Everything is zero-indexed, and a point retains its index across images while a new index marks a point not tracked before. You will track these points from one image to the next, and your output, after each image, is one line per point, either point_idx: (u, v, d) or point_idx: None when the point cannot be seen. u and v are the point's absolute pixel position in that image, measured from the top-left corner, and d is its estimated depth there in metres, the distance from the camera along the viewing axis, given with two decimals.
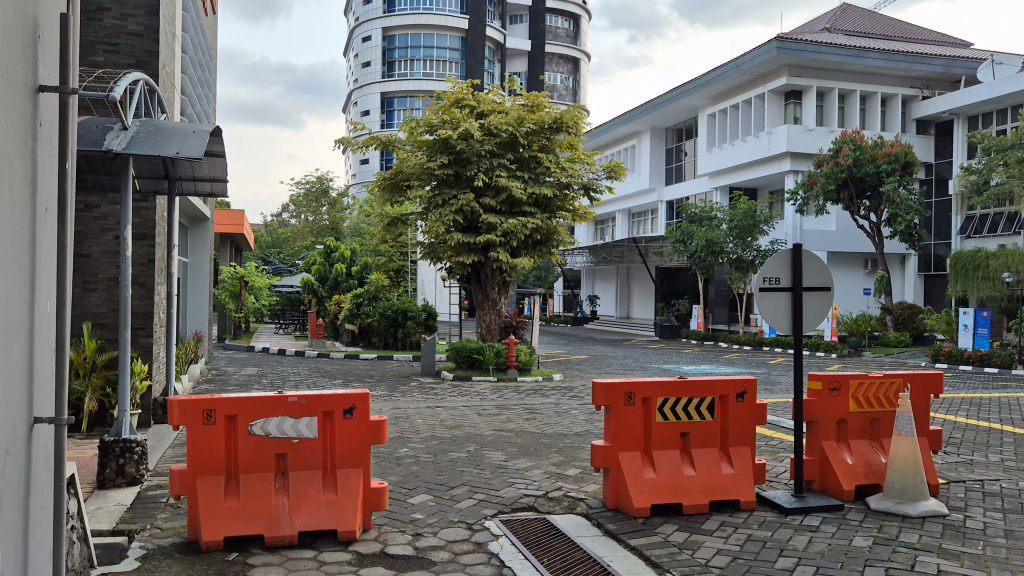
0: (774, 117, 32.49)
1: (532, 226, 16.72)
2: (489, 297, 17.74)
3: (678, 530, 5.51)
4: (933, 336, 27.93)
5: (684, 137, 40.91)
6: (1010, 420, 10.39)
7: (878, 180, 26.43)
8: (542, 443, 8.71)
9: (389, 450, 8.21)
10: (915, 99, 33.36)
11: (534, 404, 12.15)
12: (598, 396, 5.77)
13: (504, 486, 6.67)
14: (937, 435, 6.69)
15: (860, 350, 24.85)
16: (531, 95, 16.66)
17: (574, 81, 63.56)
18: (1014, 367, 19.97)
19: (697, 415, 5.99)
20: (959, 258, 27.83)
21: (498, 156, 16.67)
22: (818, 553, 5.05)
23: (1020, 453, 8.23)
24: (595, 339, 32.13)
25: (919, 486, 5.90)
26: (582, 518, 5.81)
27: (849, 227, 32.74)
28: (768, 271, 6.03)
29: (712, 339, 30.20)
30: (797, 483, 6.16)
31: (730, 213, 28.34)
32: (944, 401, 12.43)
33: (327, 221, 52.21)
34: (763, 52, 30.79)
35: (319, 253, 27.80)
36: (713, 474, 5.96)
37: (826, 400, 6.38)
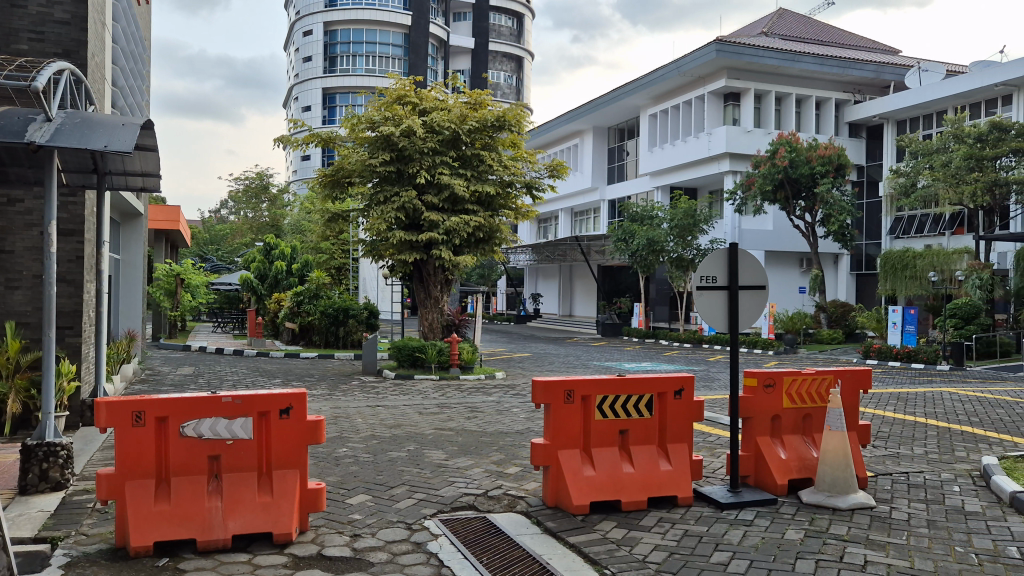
0: (713, 118, 33.04)
1: (474, 224, 16.73)
2: (431, 296, 17.66)
3: (616, 527, 5.56)
4: (863, 333, 28.76)
5: (626, 137, 41.37)
6: (935, 415, 10.74)
7: (813, 182, 27.12)
8: (481, 442, 8.70)
9: (327, 451, 8.08)
10: (847, 103, 34.31)
11: (474, 403, 12.12)
12: (538, 394, 5.78)
13: (443, 485, 6.64)
14: (866, 430, 6.87)
15: (794, 347, 25.46)
16: (474, 93, 16.68)
17: (517, 80, 63.78)
18: (939, 362, 20.68)
19: (635, 413, 6.06)
20: (888, 257, 28.72)
21: (441, 153, 16.58)
22: (752, 546, 5.15)
23: (943, 446, 8.52)
24: (538, 338, 32.26)
25: (849, 479, 6.07)
26: (522, 516, 5.82)
27: (785, 227, 33.55)
28: (704, 270, 6.18)
29: (654, 336, 30.67)
30: (733, 478, 6.29)
31: (671, 213, 28.79)
32: (873, 396, 12.80)
33: (267, 218, 51.30)
34: (703, 54, 31.26)
35: (258, 250, 27.34)
36: (651, 471, 6.03)
37: (760, 396, 6.50)
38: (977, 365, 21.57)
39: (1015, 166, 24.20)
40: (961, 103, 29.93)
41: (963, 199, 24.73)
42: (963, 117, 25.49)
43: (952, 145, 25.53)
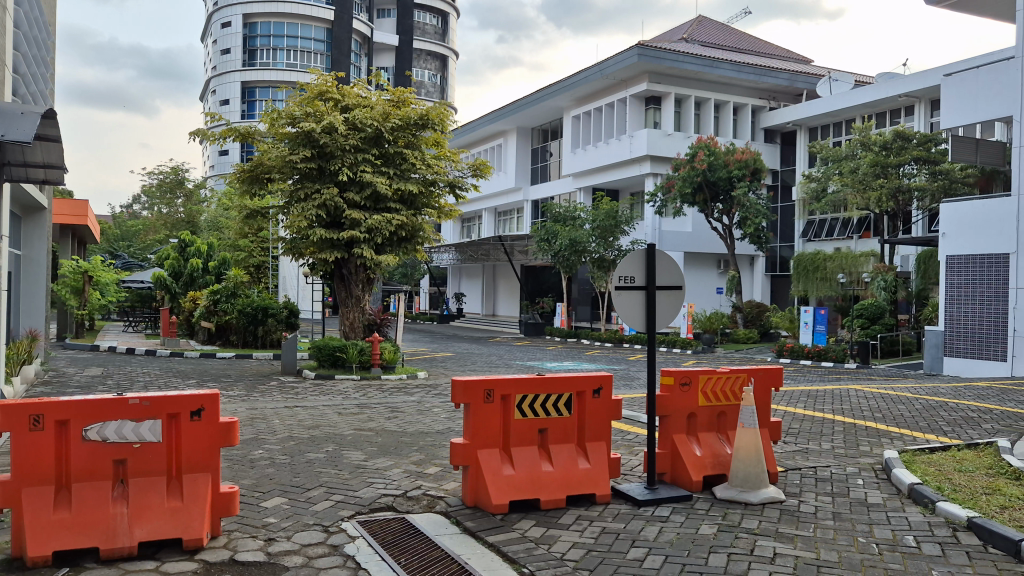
0: (635, 121, 33.62)
1: (397, 223, 16.59)
2: (353, 295, 17.42)
3: (535, 525, 5.58)
4: (777, 333, 29.68)
5: (550, 138, 41.70)
6: (842, 412, 11.16)
7: (730, 185, 27.87)
8: (402, 442, 8.64)
9: (242, 453, 7.88)
10: (763, 109, 35.38)
11: (395, 403, 12.02)
12: (457, 394, 5.76)
13: (362, 486, 6.57)
14: (777, 426, 7.07)
15: (711, 347, 26.12)
16: (397, 90, 16.54)
17: (441, 79, 63.54)
18: (847, 361, 21.60)
19: (554, 412, 6.11)
20: (800, 259, 29.83)
21: (363, 151, 16.34)
22: (667, 542, 5.25)
23: (849, 441, 8.86)
24: (460, 337, 32.29)
25: (760, 475, 6.24)
26: (440, 516, 5.80)
27: (703, 229, 34.36)
28: (623, 270, 6.25)
29: (575, 335, 30.99)
30: (650, 476, 6.39)
31: (593, 214, 29.15)
32: (785, 393, 13.20)
33: (182, 214, 49.82)
34: (625, 58, 31.72)
35: (173, 247, 26.55)
36: (570, 469, 6.09)
37: (676, 394, 6.63)
38: (881, 364, 22.56)
39: (917, 174, 25.32)
40: (868, 112, 31.14)
41: (870, 204, 25.82)
42: (870, 126, 26.52)
43: (860, 152, 26.54)
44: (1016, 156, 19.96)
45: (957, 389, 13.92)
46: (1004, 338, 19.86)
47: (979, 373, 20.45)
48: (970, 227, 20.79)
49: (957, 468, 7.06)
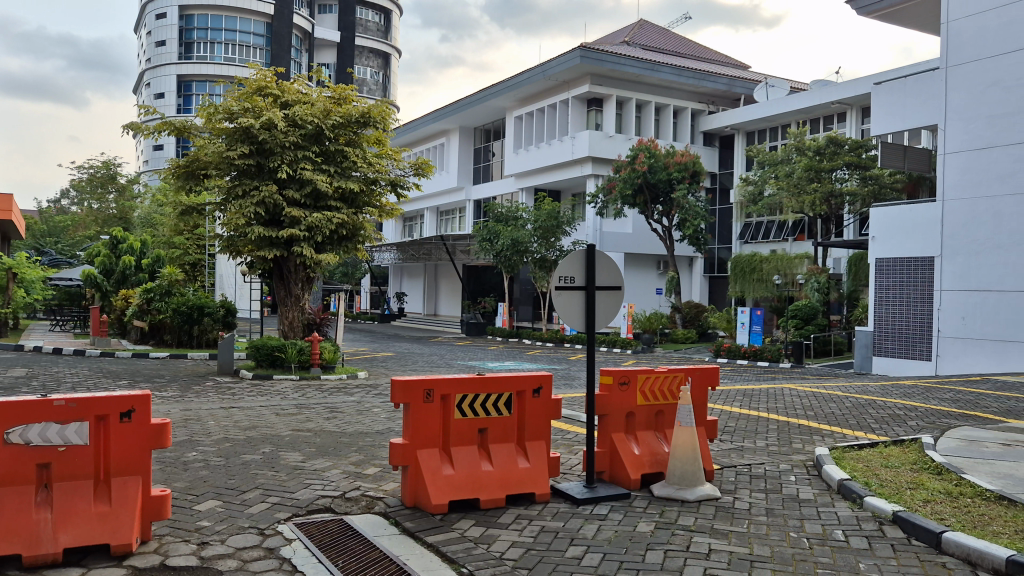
0: (576, 123, 33.88)
1: (337, 221, 16.39)
2: (292, 294, 17.17)
3: (474, 525, 5.58)
4: (714, 333, 30.22)
5: (492, 138, 41.77)
6: (776, 410, 11.43)
7: (670, 187, 28.29)
8: (341, 442, 8.55)
9: (175, 455, 7.69)
10: (702, 113, 36.00)
11: (334, 403, 11.88)
12: (396, 394, 5.73)
13: (300, 488, 6.47)
14: (713, 424, 7.20)
15: (652, 347, 26.46)
16: (338, 88, 16.35)
17: (383, 76, 63.02)
18: (782, 361, 22.12)
19: (494, 411, 6.13)
20: (738, 261, 30.39)
21: (303, 148, 16.09)
22: (606, 539, 5.31)
23: (782, 439, 9.08)
24: (401, 337, 32.08)
25: (696, 472, 6.36)
26: (379, 517, 5.75)
27: (644, 231, 34.76)
28: (563, 270, 6.22)
29: (517, 335, 31.08)
30: (588, 475, 6.45)
31: (535, 214, 29.28)
32: (722, 393, 13.45)
33: (114, 210, 48.36)
34: (567, 60, 31.91)
35: (104, 244, 25.77)
36: (509, 468, 6.10)
37: (615, 394, 6.70)
38: (814, 363, 23.12)
39: (848, 179, 26.00)
40: (803, 118, 31.92)
41: (804, 207, 26.48)
42: (804, 131, 27.17)
43: (795, 157, 27.17)
44: (941, 163, 20.64)
45: (884, 388, 14.39)
46: (929, 338, 20.59)
47: (906, 371, 21.17)
48: (898, 231, 21.49)
49: (884, 463, 7.30)
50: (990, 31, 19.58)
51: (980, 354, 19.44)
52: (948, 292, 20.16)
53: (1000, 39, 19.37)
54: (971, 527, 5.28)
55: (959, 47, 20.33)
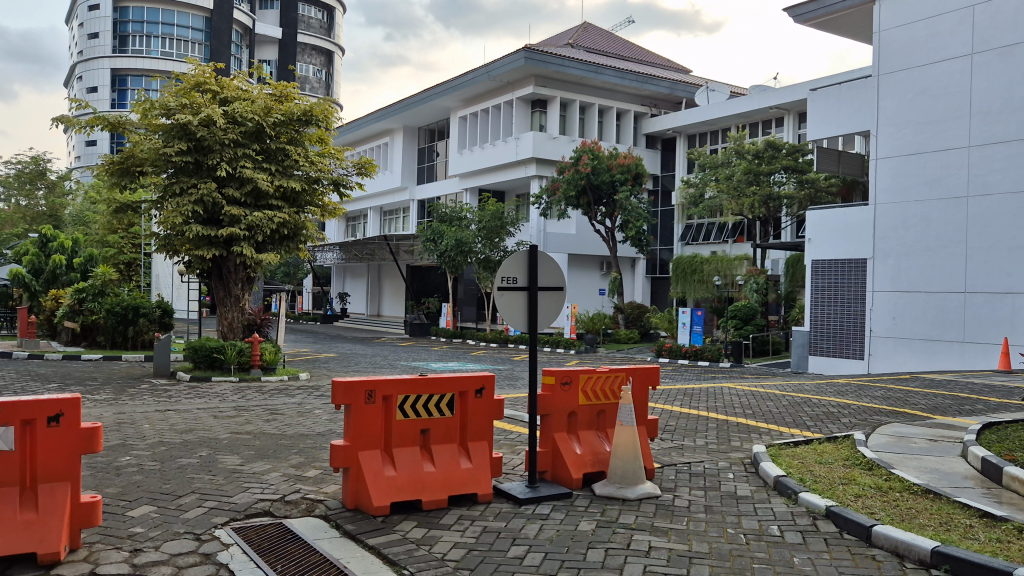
0: (521, 124, 34.02)
1: (278, 220, 16.11)
2: (231, 294, 16.83)
3: (416, 527, 5.55)
4: (656, 333, 30.63)
5: (436, 138, 41.66)
6: (715, 408, 11.65)
7: (613, 189, 28.60)
8: (281, 445, 8.42)
9: (107, 460, 7.47)
10: (645, 116, 36.46)
11: (275, 405, 11.69)
12: (338, 395, 5.67)
13: (237, 492, 6.35)
14: (654, 423, 7.28)
15: (594, 347, 26.69)
16: (280, 85, 16.10)
17: (326, 74, 62.30)
18: (721, 360, 22.53)
19: (436, 412, 6.11)
20: (679, 262, 30.83)
21: (243, 145, 15.79)
22: (548, 539, 5.33)
23: (721, 436, 9.26)
24: (344, 337, 31.70)
25: (637, 471, 6.44)
26: (319, 520, 5.68)
27: (587, 232, 35.04)
28: (505, 271, 6.23)
29: (461, 336, 31.04)
30: (530, 474, 6.48)
31: (479, 215, 29.32)
32: (663, 392, 13.66)
33: (44, 207, 46.69)
34: (512, 61, 31.94)
35: (33, 242, 24.92)
36: (452, 469, 6.09)
37: (558, 393, 6.74)
38: (752, 363, 23.66)
39: (786, 182, 26.68)
40: (742, 122, 32.59)
41: (743, 210, 27.00)
42: (744, 135, 27.68)
43: (734, 160, 27.65)
44: (873, 168, 21.27)
45: (820, 386, 14.76)
46: (862, 338, 21.20)
47: (840, 370, 21.77)
48: (833, 233, 22.07)
49: (817, 460, 7.50)
50: (920, 41, 20.24)
51: (910, 352, 20.10)
52: (880, 293, 20.80)
53: (929, 50, 20.04)
54: (899, 520, 5.45)
55: (891, 56, 20.96)
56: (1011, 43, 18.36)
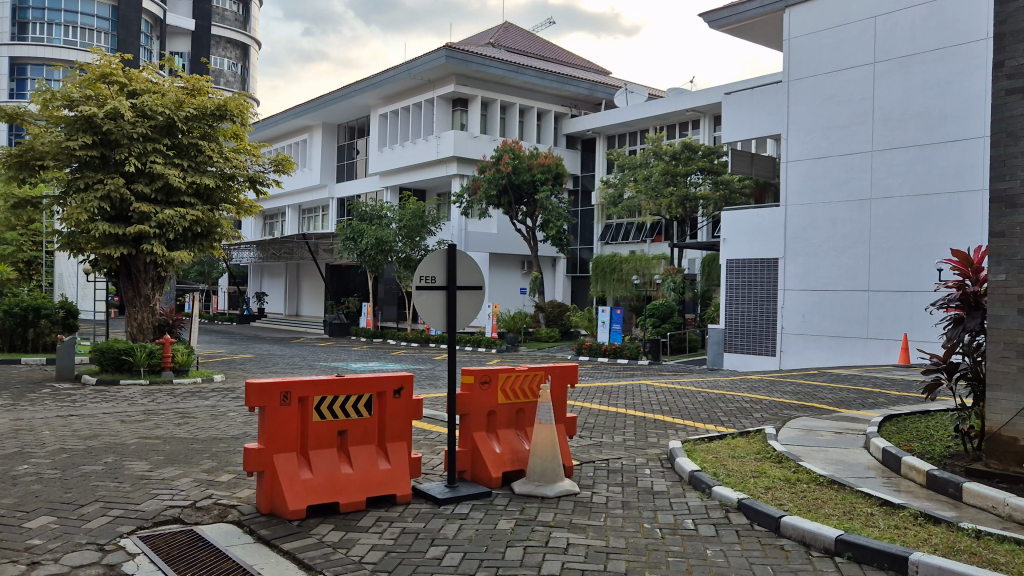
0: (442, 123, 33.87)
1: (191, 218, 15.60)
2: (141, 294, 16.23)
3: (333, 530, 5.46)
4: (576, 332, 30.98)
5: (356, 136, 41.15)
6: (633, 405, 11.85)
7: (533, 189, 28.76)
8: (192, 449, 8.16)
9: (2, 469, 7.10)
10: (565, 116, 36.82)
11: (187, 408, 11.34)
12: (251, 396, 5.53)
13: (145, 499, 6.12)
14: (572, 421, 7.35)
15: (515, 346, 26.79)
16: (192, 78, 15.65)
17: (242, 68, 60.83)
18: (640, 358, 22.91)
19: (354, 413, 6.02)
20: (599, 261, 31.19)
21: (153, 140, 15.22)
22: (467, 538, 5.32)
23: (638, 433, 9.40)
24: (261, 337, 30.95)
25: (555, 469, 6.49)
26: (232, 526, 5.52)
27: (508, 231, 35.14)
28: (423, 270, 6.23)
29: (381, 336, 30.73)
30: (449, 474, 6.45)
31: (400, 213, 29.04)
32: (582, 390, 13.82)
33: None
34: (433, 59, 31.73)
35: None
36: (370, 470, 6.02)
37: (477, 392, 6.73)
38: (670, 360, 24.21)
39: (702, 183, 27.36)
40: (660, 123, 33.24)
41: (660, 210, 27.51)
42: (661, 137, 28.20)
43: (652, 161, 28.16)
44: (783, 171, 21.97)
45: (734, 382, 15.18)
46: (773, 335, 21.88)
47: (753, 367, 22.43)
48: (745, 233, 22.72)
49: (731, 454, 7.69)
50: (826, 49, 21.02)
51: (818, 349, 20.87)
52: (790, 291, 21.52)
53: (834, 57, 20.84)
54: (805, 510, 5.65)
55: (799, 62, 21.70)
56: (909, 54, 19.27)
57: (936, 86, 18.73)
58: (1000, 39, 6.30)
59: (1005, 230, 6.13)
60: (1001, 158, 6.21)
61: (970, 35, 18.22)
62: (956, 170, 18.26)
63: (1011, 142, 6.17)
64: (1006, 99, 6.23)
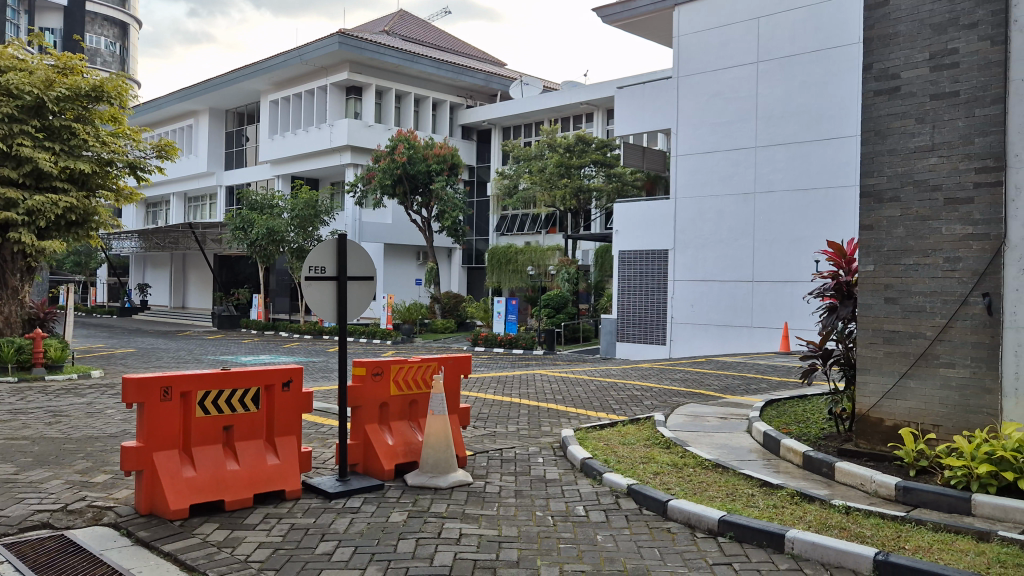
0: (335, 110, 33.20)
1: (64, 205, 14.70)
2: (8, 286, 15.22)
3: (217, 529, 5.27)
4: (472, 323, 31.08)
5: (246, 122, 39.90)
6: (527, 394, 11.97)
7: (428, 179, 28.55)
8: (63, 449, 7.71)
9: None
10: (460, 107, 36.75)
11: (60, 406, 10.72)
12: (129, 393, 5.26)
13: (9, 504, 5.74)
14: (465, 412, 7.34)
15: (411, 337, 26.64)
16: (63, 56, 14.77)
17: (120, 48, 57.73)
18: (535, 348, 23.18)
19: (240, 407, 5.83)
20: (495, 252, 31.31)
21: (19, 121, 14.24)
22: (357, 532, 5.24)
23: (531, 423, 9.48)
24: (143, 331, 29.60)
25: (449, 459, 6.47)
26: (108, 529, 5.25)
27: (403, 222, 34.84)
28: (313, 260, 6.04)
29: (273, 328, 29.95)
30: (341, 467, 6.34)
31: (292, 203, 28.30)
32: (475, 380, 13.84)
33: None
34: (325, 45, 30.95)
35: None
36: (256, 466, 5.84)
37: (368, 384, 6.64)
38: (564, 349, 24.62)
39: (595, 176, 27.82)
40: (555, 116, 33.61)
41: (555, 201, 27.76)
42: (555, 129, 28.51)
43: (546, 153, 28.48)
44: (673, 164, 22.58)
45: (625, 371, 15.54)
46: (664, 324, 22.55)
47: (644, 355, 23.06)
48: (637, 225, 23.26)
49: (621, 441, 7.87)
50: (713, 47, 21.71)
51: (705, 337, 21.61)
52: (679, 282, 22.18)
53: (721, 55, 21.54)
54: (691, 494, 5.83)
55: (688, 59, 22.32)
56: (789, 54, 20.13)
57: (813, 86, 19.66)
58: (869, 42, 6.64)
59: (873, 223, 6.48)
60: (870, 155, 6.55)
61: (844, 39, 19.18)
62: (832, 167, 19.25)
63: (879, 140, 6.51)
64: (874, 99, 6.56)
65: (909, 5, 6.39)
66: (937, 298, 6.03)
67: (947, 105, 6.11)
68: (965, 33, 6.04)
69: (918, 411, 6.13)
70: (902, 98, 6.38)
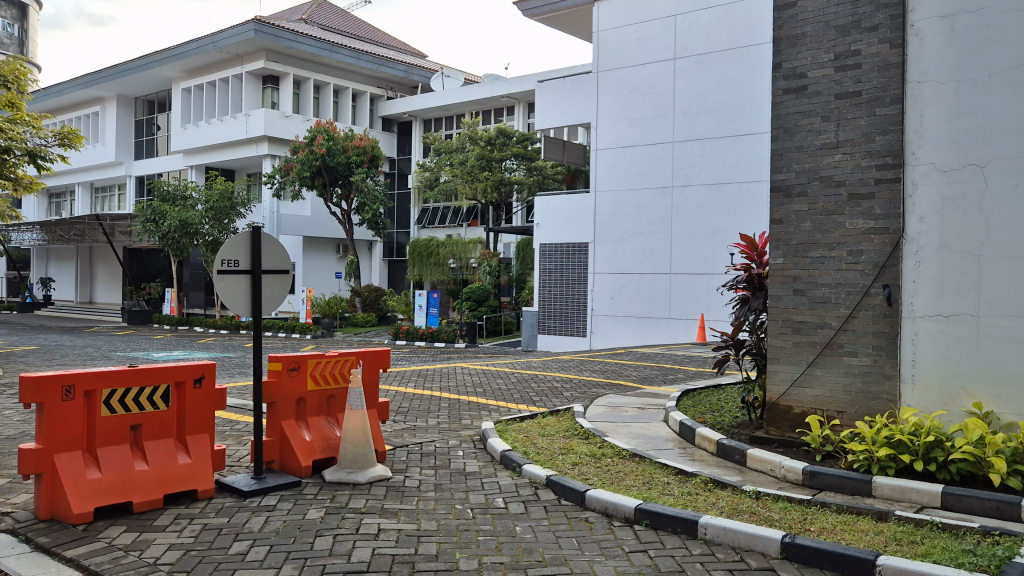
0: (251, 100, 32.35)
1: None
2: None
3: (125, 531, 5.09)
4: (394, 316, 30.82)
5: (156, 109, 38.55)
6: (447, 388, 11.93)
7: (348, 171, 28.12)
8: None
9: None
10: (380, 98, 36.32)
11: None
12: (28, 392, 5.01)
13: None
14: (384, 407, 7.26)
15: (331, 331, 26.23)
16: None
17: (19, 30, 54.96)
18: (457, 341, 23.07)
19: (148, 405, 5.64)
20: (416, 245, 30.96)
21: None
22: (273, 531, 5.13)
23: (451, 416, 9.45)
24: (46, 327, 28.25)
25: (367, 454, 6.40)
26: (5, 536, 5.00)
27: (323, 215, 34.30)
28: (226, 253, 5.87)
29: (187, 323, 29.04)
30: (255, 465, 6.20)
31: (206, 195, 27.53)
32: (395, 374, 13.72)
33: None
34: (240, 32, 30.11)
35: None
36: (167, 466, 5.66)
37: (284, 380, 6.51)
38: (486, 342, 24.67)
39: (516, 169, 27.92)
40: (476, 109, 33.56)
41: (476, 194, 27.77)
42: (477, 122, 28.45)
43: (468, 146, 28.39)
44: (594, 158, 22.85)
45: (546, 362, 15.64)
46: (585, 316, 22.84)
47: (565, 347, 23.31)
48: (559, 219, 23.48)
49: (541, 433, 7.92)
50: (631, 44, 22.02)
51: (625, 328, 21.98)
52: (600, 274, 22.47)
53: (639, 52, 21.87)
54: (608, 483, 5.92)
55: (608, 54, 22.59)
56: (705, 52, 20.57)
57: (728, 83, 20.15)
58: (778, 42, 6.83)
59: (782, 218, 6.68)
60: (779, 151, 6.75)
61: (757, 38, 19.70)
62: (745, 162, 19.78)
63: (787, 137, 6.72)
64: (782, 97, 6.78)
65: (815, 7, 6.60)
66: (841, 289, 6.27)
67: (850, 104, 6.34)
68: (866, 35, 6.27)
69: (824, 398, 6.36)
70: (809, 97, 6.60)
